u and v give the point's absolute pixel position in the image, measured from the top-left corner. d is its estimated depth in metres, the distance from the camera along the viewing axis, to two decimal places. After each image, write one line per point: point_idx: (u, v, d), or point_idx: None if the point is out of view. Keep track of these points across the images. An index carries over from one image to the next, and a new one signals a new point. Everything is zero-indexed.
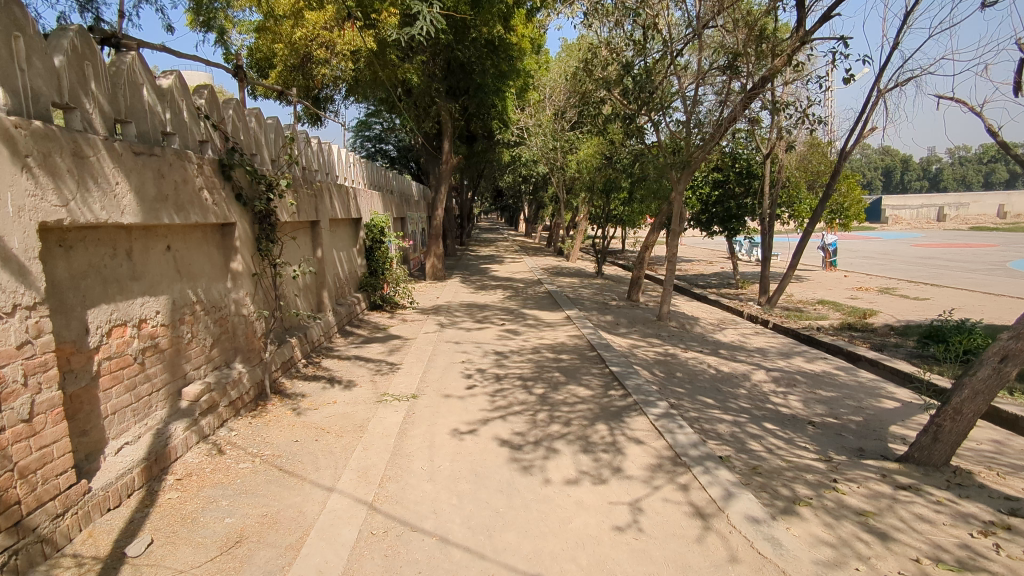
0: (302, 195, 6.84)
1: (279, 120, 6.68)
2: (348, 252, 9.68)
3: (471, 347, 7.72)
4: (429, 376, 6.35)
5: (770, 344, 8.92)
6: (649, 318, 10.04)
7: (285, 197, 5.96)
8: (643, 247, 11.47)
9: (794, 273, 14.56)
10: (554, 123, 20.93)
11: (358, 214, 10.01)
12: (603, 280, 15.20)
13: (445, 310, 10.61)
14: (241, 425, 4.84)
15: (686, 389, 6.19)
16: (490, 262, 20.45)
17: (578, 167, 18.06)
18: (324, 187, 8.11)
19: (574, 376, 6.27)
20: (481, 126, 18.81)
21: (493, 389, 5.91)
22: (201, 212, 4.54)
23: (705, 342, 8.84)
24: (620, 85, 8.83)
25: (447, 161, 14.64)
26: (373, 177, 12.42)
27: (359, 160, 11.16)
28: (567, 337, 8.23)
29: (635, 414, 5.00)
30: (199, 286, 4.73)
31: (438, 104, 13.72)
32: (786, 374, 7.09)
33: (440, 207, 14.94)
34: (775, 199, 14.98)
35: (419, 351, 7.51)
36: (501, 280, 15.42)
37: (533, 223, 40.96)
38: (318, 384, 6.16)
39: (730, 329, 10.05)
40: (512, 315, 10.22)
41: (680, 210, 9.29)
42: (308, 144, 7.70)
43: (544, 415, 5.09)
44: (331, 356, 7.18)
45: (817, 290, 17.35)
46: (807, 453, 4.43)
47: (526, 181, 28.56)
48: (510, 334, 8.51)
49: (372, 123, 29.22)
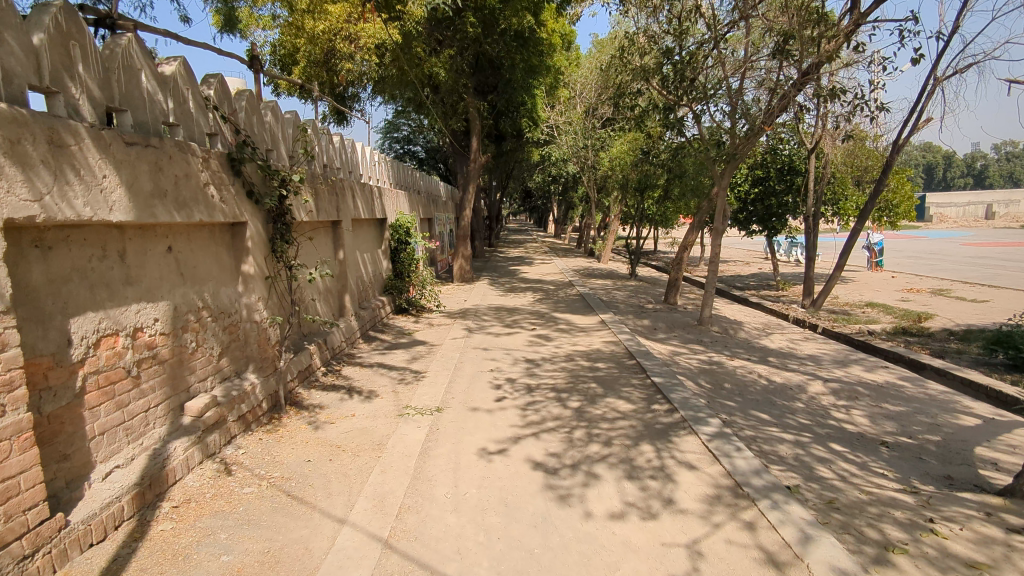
0: (320, 193, 6.46)
1: (297, 115, 6.32)
2: (372, 253, 9.33)
3: (500, 354, 7.25)
4: (455, 387, 5.90)
5: (823, 352, 8.24)
6: (689, 323, 9.43)
7: (301, 194, 5.57)
8: (681, 247, 10.86)
9: (841, 273, 13.73)
10: (585, 121, 20.37)
11: (383, 214, 9.67)
12: (637, 282, 14.59)
13: (473, 314, 10.18)
14: (251, 441, 4.45)
15: (737, 403, 5.62)
16: (519, 263, 19.98)
17: (611, 164, 17.46)
18: (347, 185, 7.76)
19: (612, 387, 5.75)
20: (510, 124, 18.38)
21: (525, 402, 5.43)
22: (206, 209, 4.16)
23: (751, 349, 8.21)
24: (659, 73, 8.31)
25: (475, 160, 14.23)
26: (400, 176, 12.07)
27: (385, 158, 10.82)
28: (602, 343, 7.70)
29: (684, 434, 4.46)
30: (206, 290, 4.36)
31: (466, 101, 13.32)
32: (846, 386, 6.44)
33: (469, 208, 14.54)
34: (819, 196, 14.21)
35: (445, 358, 7.07)
36: (531, 282, 14.91)
37: (563, 223, 40.42)
38: (337, 395, 5.77)
39: (777, 334, 9.38)
40: (543, 319, 9.72)
41: (724, 207, 8.70)
42: (329, 141, 7.34)
43: (582, 433, 4.59)
44: (352, 364, 6.80)
45: (864, 292, 16.44)
46: (888, 483, 3.83)
47: (555, 181, 28.03)
48: (541, 340, 8.02)
49: (401, 125, 29.08)
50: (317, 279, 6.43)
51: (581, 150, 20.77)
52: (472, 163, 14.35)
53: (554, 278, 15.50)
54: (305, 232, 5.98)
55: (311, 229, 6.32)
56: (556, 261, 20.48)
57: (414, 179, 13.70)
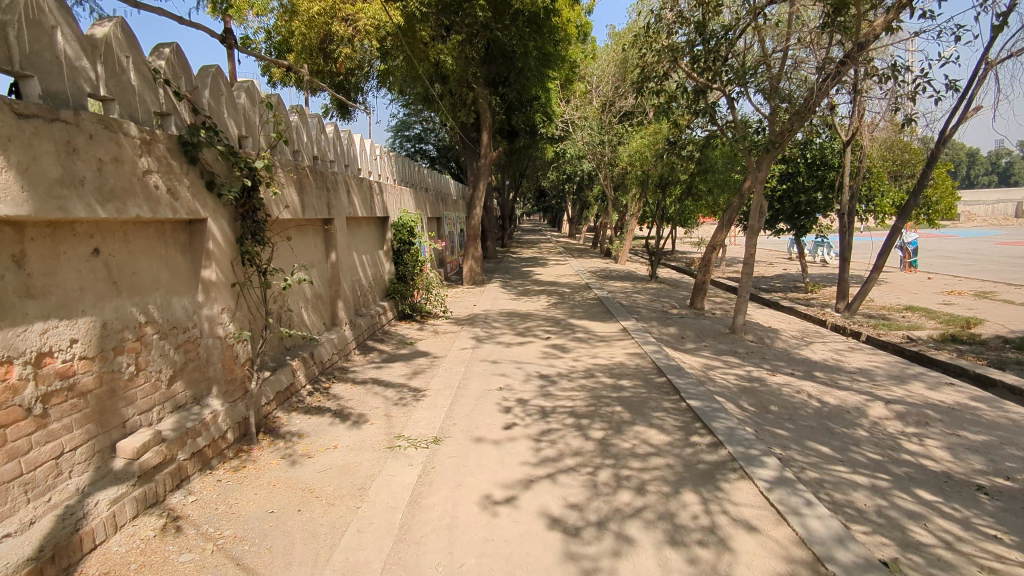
0: (303, 187, 5.69)
1: (278, 98, 5.55)
2: (372, 255, 8.59)
3: (510, 369, 6.43)
4: (457, 409, 5.09)
5: (875, 365, 7.31)
6: (720, 331, 8.53)
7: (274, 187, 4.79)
8: (710, 247, 9.96)
9: (879, 275, 12.73)
10: (601, 116, 19.51)
11: (384, 212, 8.91)
12: (657, 284, 13.72)
13: (482, 321, 9.37)
14: (207, 485, 3.67)
15: (789, 432, 4.75)
16: (532, 264, 19.14)
17: (630, 159, 16.57)
18: (340, 180, 7.03)
19: (641, 413, 4.89)
20: (523, 120, 17.56)
21: (538, 430, 4.61)
22: (146, 202, 3.38)
23: (793, 362, 7.30)
24: (687, 52, 7.45)
25: (486, 155, 13.40)
26: (404, 172, 11.31)
27: (387, 152, 10.07)
28: (625, 355, 6.85)
29: (735, 479, 3.61)
30: (151, 301, 3.60)
31: (475, 92, 12.53)
32: (913, 408, 5.52)
33: (479, 206, 13.73)
34: (854, 193, 13.23)
35: (448, 373, 6.26)
36: (545, 284, 14.08)
37: (579, 223, 39.48)
38: (321, 420, 4.98)
39: (819, 344, 8.45)
40: (558, 327, 8.88)
41: (761, 203, 7.81)
42: (317, 130, 6.58)
43: (608, 475, 3.76)
44: (343, 380, 6.02)
45: (901, 294, 15.39)
46: (1009, 554, 2.95)
47: (570, 180, 27.12)
48: (556, 353, 7.17)
49: (411, 121, 28.36)
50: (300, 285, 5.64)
51: (598, 146, 19.86)
52: (482, 158, 13.51)
53: (569, 280, 14.66)
54: (284, 229, 5.26)
55: (295, 227, 5.60)
56: (571, 263, 19.63)
57: (421, 175, 12.92)
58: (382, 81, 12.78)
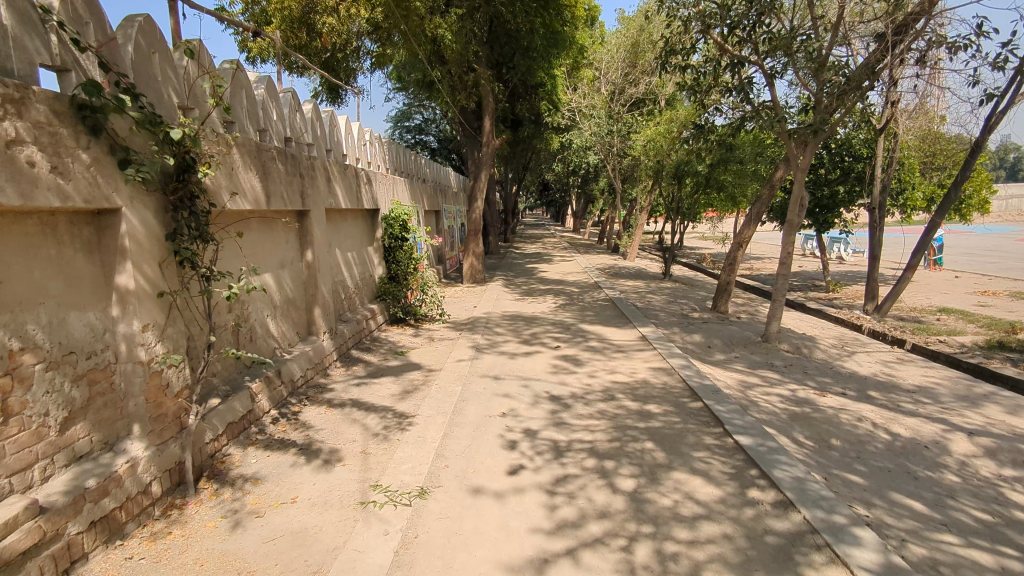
0: (267, 172, 4.74)
1: (235, 66, 4.59)
2: (360, 251, 7.66)
3: (514, 388, 5.48)
4: (450, 446, 4.14)
5: (935, 382, 6.32)
6: (750, 340, 7.56)
7: (219, 171, 3.82)
8: (735, 244, 9.00)
9: (912, 274, 11.75)
10: (610, 104, 18.52)
11: (373, 204, 7.97)
12: (672, 283, 12.78)
13: (483, 326, 8.41)
14: (109, 567, 2.72)
15: (865, 479, 3.79)
16: (537, 261, 18.20)
17: (642, 150, 15.59)
18: (320, 166, 6.09)
19: (680, 454, 3.93)
20: (528, 107, 16.56)
21: (551, 476, 3.67)
22: (11, 183, 2.44)
23: (840, 378, 6.33)
24: (722, 18, 6.45)
25: (488, 143, 12.40)
26: (399, 161, 10.38)
27: (378, 138, 9.11)
28: (648, 371, 5.89)
29: (821, 563, 2.67)
30: (30, 320, 2.66)
31: (477, 74, 11.55)
32: (1003, 443, 4.55)
33: (480, 198, 12.75)
34: (886, 185, 12.23)
35: (442, 393, 5.32)
36: (551, 282, 13.14)
37: (584, 217, 38.49)
38: (283, 458, 4.04)
39: (862, 355, 7.46)
40: (567, 333, 7.92)
41: (802, 195, 6.80)
42: (287, 109, 5.62)
43: (647, 553, 2.82)
44: (317, 403, 5.07)
45: (931, 294, 14.41)
46: None
47: (575, 172, 26.10)
48: (567, 366, 6.21)
49: (411, 110, 27.43)
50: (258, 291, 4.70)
51: (606, 136, 18.82)
52: (484, 146, 12.51)
53: (577, 278, 13.74)
54: (236, 221, 4.31)
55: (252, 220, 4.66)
56: (577, 259, 18.65)
57: (417, 164, 11.95)
58: (375, 61, 11.77)
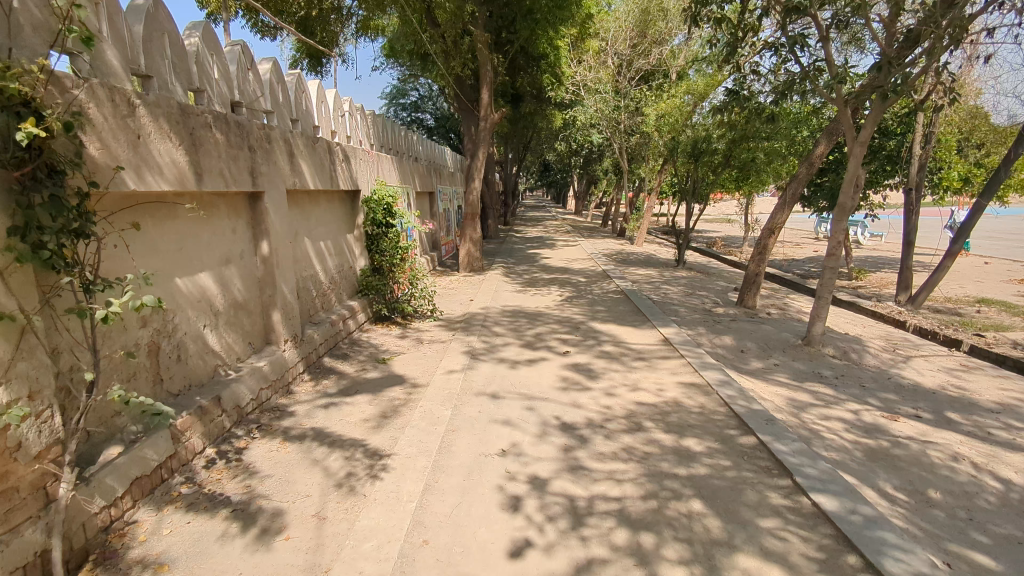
0: (198, 144, 3.68)
1: (144, 5, 3.53)
2: (335, 240, 6.61)
3: (515, 413, 4.45)
4: (433, 509, 3.11)
5: (1019, 398, 5.28)
6: (789, 343, 6.51)
7: (97, 139, 2.80)
8: (766, 230, 7.94)
9: (952, 262, 10.69)
10: (616, 78, 17.30)
11: (352, 184, 6.89)
12: (686, 272, 11.73)
13: (479, 324, 7.37)
14: None
15: (999, 562, 2.77)
16: (539, 246, 17.13)
17: (653, 126, 14.43)
18: (282, 139, 4.99)
19: (742, 524, 2.90)
20: (529, 81, 15.37)
21: (570, 562, 2.65)
22: None
23: (905, 392, 5.30)
24: None
25: (485, 117, 11.23)
26: (385, 136, 9.27)
27: (361, 110, 8.01)
28: (678, 388, 4.86)
29: None
30: None
31: (473, 38, 10.37)
32: None
33: (477, 179, 11.66)
34: (924, 164, 11.08)
35: (427, 419, 4.29)
36: (555, 271, 12.08)
37: (586, 198, 37.32)
38: (208, 524, 3.00)
39: (920, 361, 6.41)
40: (576, 335, 6.88)
41: (855, 175, 5.70)
42: (233, 66, 4.53)
43: None
44: (268, 436, 4.05)
45: (964, 283, 13.33)
46: None
47: (578, 152, 24.90)
48: (579, 380, 5.17)
49: (408, 86, 26.13)
50: (180, 298, 3.67)
51: (613, 112, 17.61)
52: (481, 121, 11.34)
53: (582, 265, 12.69)
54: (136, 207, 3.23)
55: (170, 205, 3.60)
56: (582, 244, 17.57)
57: (408, 140, 10.83)
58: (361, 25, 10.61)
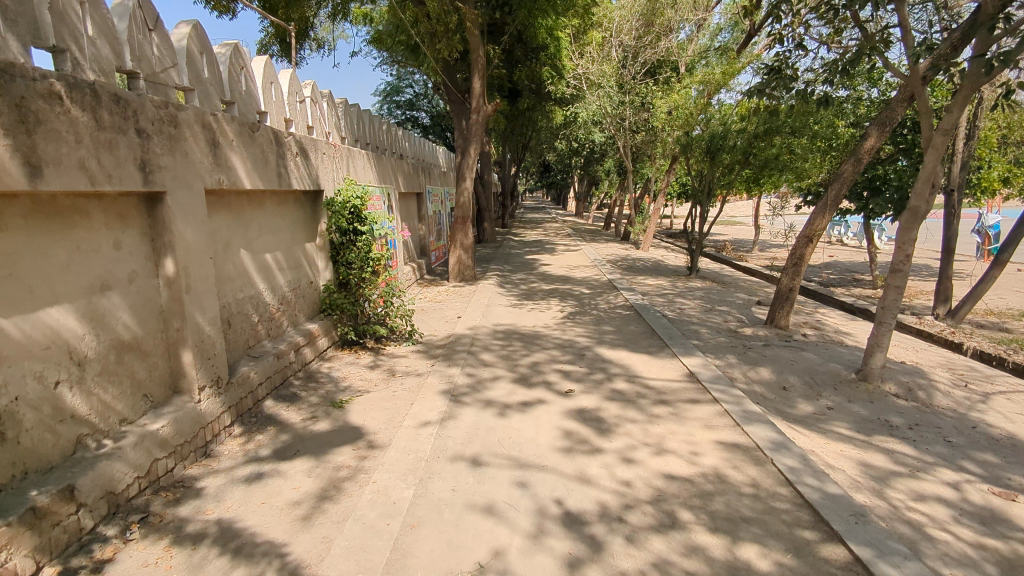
0: (27, 121, 2.50)
1: None
2: (289, 251, 5.45)
3: (501, 492, 3.28)
4: None
5: None
6: (840, 377, 5.34)
7: None
8: (802, 237, 6.83)
9: (1000, 271, 9.45)
10: (621, 71, 16.16)
11: (312, 183, 5.75)
12: (700, 281, 10.56)
13: (464, 351, 6.17)
14: None
15: None
16: (538, 250, 15.97)
17: (662, 121, 13.26)
18: (200, 122, 3.82)
19: None
20: (527, 74, 14.25)
21: None
22: None
23: (1006, 451, 4.12)
24: None
25: (478, 109, 10.06)
26: (361, 129, 8.12)
27: (329, 97, 6.86)
28: (717, 452, 3.68)
29: None
30: None
31: (463, 19, 9.19)
32: None
33: (469, 178, 10.50)
34: (967, 162, 9.92)
35: (381, 505, 3.12)
36: (555, 280, 10.92)
37: (586, 199, 36.19)
38: None
39: (1002, 400, 5.22)
40: (581, 365, 5.69)
41: (934, 170, 4.52)
42: (118, 22, 3.34)
43: None
44: (152, 536, 2.86)
45: (1004, 293, 12.14)
46: None
47: (579, 151, 23.77)
48: (586, 436, 3.99)
49: (402, 82, 24.94)
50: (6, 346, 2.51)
51: (617, 108, 16.50)
52: (472, 113, 10.16)
53: (585, 273, 11.53)
54: None
55: None
56: (585, 248, 16.43)
57: (391, 135, 9.71)
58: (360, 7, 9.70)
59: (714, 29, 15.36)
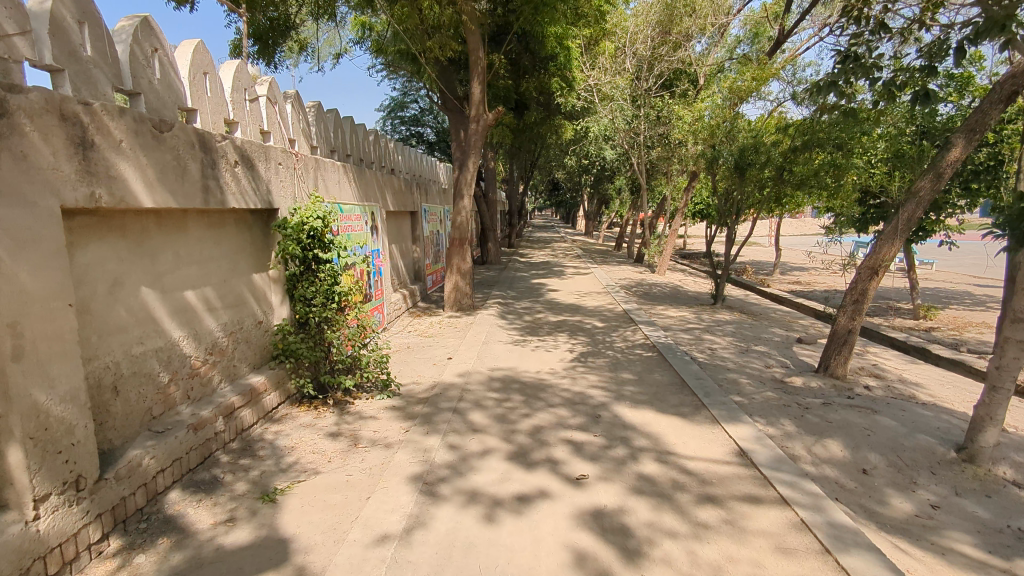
0: None
1: None
2: (224, 286, 4.29)
3: None
4: None
5: None
6: (936, 457, 4.08)
7: None
8: (865, 269, 5.58)
9: None
10: (635, 83, 15.06)
11: (258, 200, 4.58)
12: (728, 314, 9.30)
13: (449, 409, 4.96)
14: None
15: None
16: (545, 274, 14.74)
17: (682, 134, 12.08)
18: (60, 114, 2.69)
19: None
20: (535, 86, 13.10)
21: None
22: None
23: None
24: None
25: (477, 118, 8.93)
26: (340, 138, 6.97)
27: (295, 98, 5.74)
28: None
29: None
30: None
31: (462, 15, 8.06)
32: None
33: (467, 196, 9.34)
34: None
35: None
36: (563, 310, 9.68)
37: (596, 218, 34.97)
38: None
39: None
40: (596, 432, 4.45)
41: None
42: None
43: None
44: None
45: None
46: None
47: (589, 168, 22.63)
48: (608, 566, 2.76)
49: (406, 96, 23.95)
50: None
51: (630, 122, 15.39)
52: (471, 123, 9.02)
53: (597, 302, 10.30)
54: None
55: None
56: (595, 271, 15.19)
57: (379, 146, 8.58)
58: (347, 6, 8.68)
59: (732, 41, 14.26)
